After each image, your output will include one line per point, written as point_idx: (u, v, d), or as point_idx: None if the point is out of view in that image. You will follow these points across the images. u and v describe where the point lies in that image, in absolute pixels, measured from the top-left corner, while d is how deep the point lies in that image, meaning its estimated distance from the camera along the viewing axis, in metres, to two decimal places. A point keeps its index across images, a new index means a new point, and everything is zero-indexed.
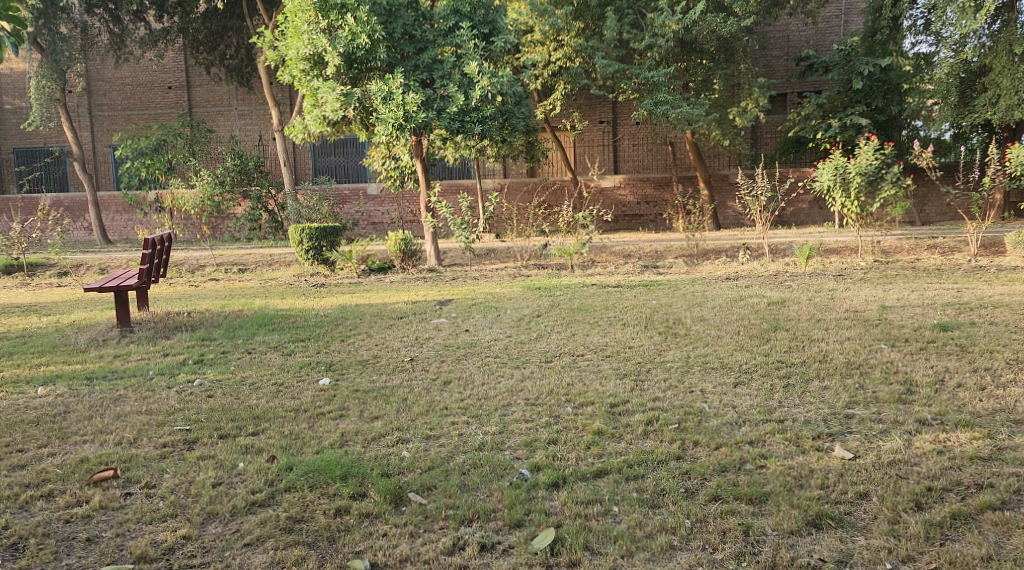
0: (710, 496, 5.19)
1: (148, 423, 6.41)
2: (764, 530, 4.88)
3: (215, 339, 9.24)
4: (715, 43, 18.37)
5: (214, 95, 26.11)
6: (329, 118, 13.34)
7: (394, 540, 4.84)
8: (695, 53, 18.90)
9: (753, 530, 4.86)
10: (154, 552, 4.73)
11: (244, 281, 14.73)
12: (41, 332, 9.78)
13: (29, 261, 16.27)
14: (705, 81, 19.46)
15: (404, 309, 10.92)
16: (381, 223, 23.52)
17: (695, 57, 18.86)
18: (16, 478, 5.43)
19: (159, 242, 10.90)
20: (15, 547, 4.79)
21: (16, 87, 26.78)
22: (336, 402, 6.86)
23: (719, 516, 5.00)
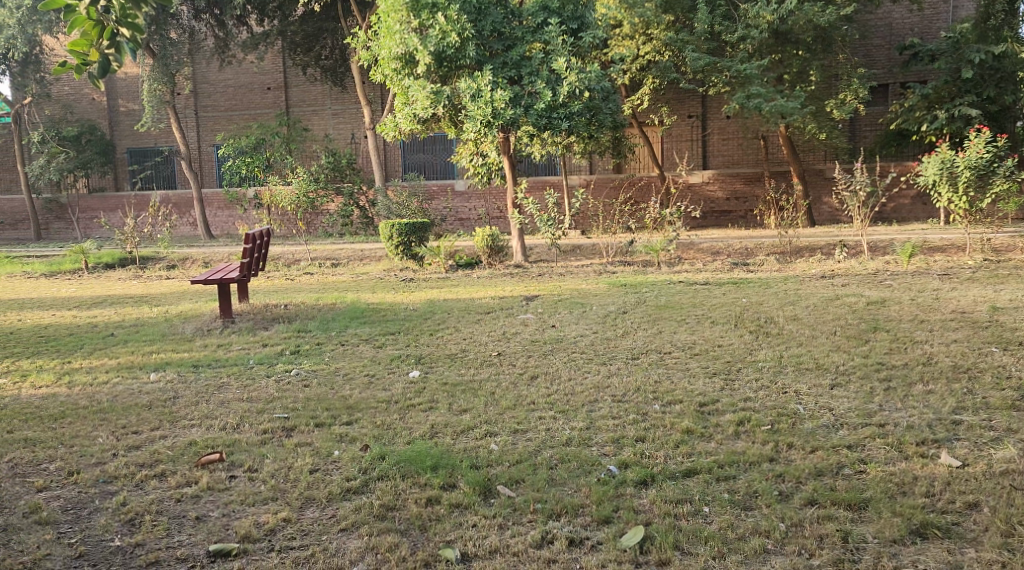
0: (806, 500, 5.09)
1: (250, 410, 6.66)
2: (865, 537, 4.76)
3: (311, 331, 9.50)
4: (812, 33, 17.88)
5: (309, 95, 26.70)
6: (419, 115, 13.60)
7: (484, 532, 4.88)
8: (789, 43, 18.20)
9: (852, 538, 4.75)
10: (257, 533, 4.84)
11: (337, 275, 15.09)
12: (152, 322, 10.25)
13: (140, 255, 17.01)
14: (801, 74, 18.88)
15: (490, 304, 11.00)
16: (469, 219, 23.74)
17: (790, 49, 18.31)
18: (132, 459, 5.69)
19: (260, 237, 11.26)
20: (132, 522, 4.94)
21: (131, 90, 28.02)
22: (426, 394, 6.98)
23: (816, 521, 4.90)
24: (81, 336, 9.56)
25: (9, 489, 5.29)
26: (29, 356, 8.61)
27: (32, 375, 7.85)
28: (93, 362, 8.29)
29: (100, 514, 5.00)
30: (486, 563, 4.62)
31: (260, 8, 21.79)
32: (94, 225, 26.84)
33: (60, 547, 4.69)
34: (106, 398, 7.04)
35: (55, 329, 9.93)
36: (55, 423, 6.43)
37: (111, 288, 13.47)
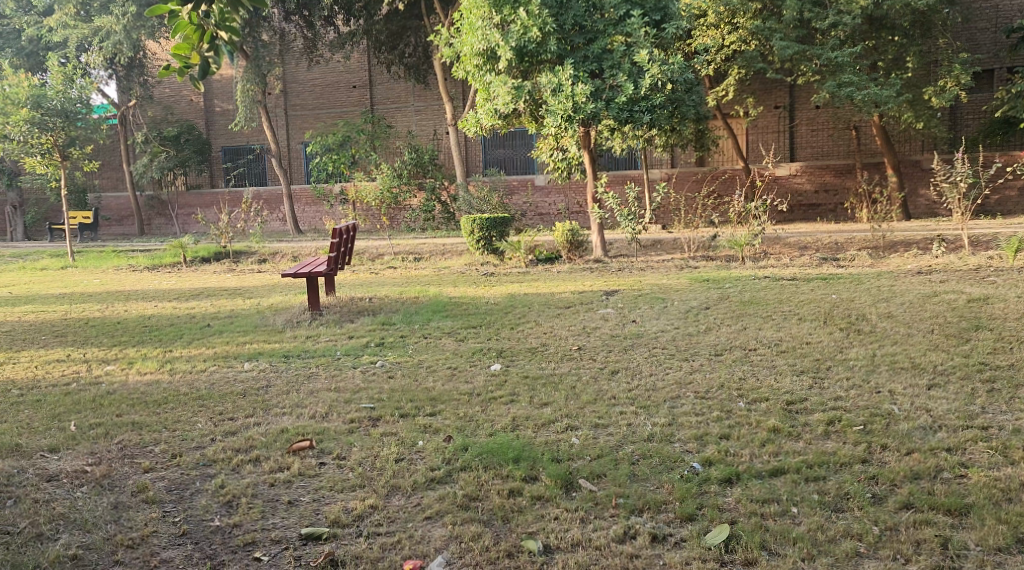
0: (901, 504, 4.99)
1: (338, 400, 6.85)
2: (965, 544, 4.65)
3: (395, 323, 9.70)
4: (910, 18, 17.46)
5: (393, 92, 27.09)
6: (500, 111, 13.71)
7: (566, 524, 4.92)
8: (885, 30, 17.98)
9: (952, 544, 4.64)
10: (346, 518, 4.98)
11: (420, 269, 15.34)
12: (245, 313, 10.62)
13: (234, 249, 17.59)
14: (897, 58, 18.38)
15: (571, 299, 11.05)
16: (548, 214, 23.79)
17: (885, 33, 17.95)
18: (228, 444, 5.93)
19: (346, 231, 11.51)
20: (230, 504, 5.15)
21: (225, 91, 28.82)
22: (508, 387, 7.07)
23: (912, 526, 4.81)
24: (180, 326, 9.95)
25: (117, 469, 5.58)
26: (134, 345, 9.02)
27: (136, 362, 8.23)
28: (192, 350, 8.64)
29: (200, 496, 5.23)
30: (569, 556, 4.66)
31: (346, 8, 22.13)
32: (192, 221, 28.04)
33: (165, 525, 4.91)
34: (204, 385, 7.34)
35: (157, 320, 10.38)
36: (158, 408, 6.74)
37: (208, 281, 13.99)
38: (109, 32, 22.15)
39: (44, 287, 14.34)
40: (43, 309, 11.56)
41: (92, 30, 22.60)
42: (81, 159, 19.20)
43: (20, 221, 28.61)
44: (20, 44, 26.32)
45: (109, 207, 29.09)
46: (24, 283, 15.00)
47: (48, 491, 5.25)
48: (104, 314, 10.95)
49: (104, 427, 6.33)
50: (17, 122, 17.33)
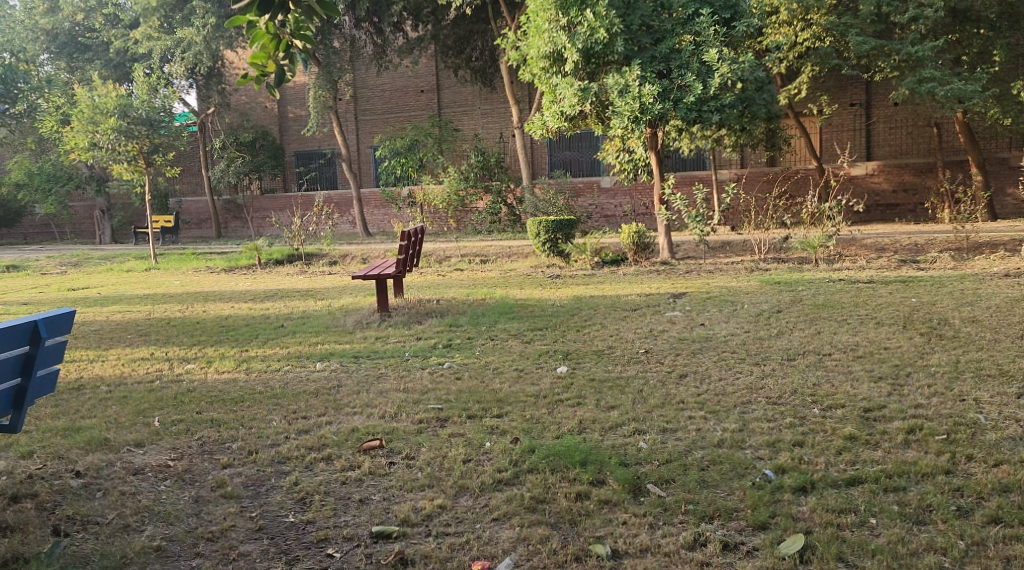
0: (988, 518, 4.84)
1: (406, 400, 6.94)
2: None
3: (462, 325, 9.78)
4: (995, 8, 16.84)
5: (460, 96, 27.32)
6: (566, 113, 13.73)
7: (634, 529, 4.87)
8: (969, 21, 17.36)
9: None
10: (415, 518, 5.02)
11: (486, 271, 15.43)
12: (317, 314, 10.83)
13: (306, 251, 17.91)
14: (983, 53, 18.12)
15: (638, 301, 10.98)
16: (614, 216, 23.67)
17: (970, 26, 17.36)
18: (301, 442, 6.06)
19: (415, 234, 11.63)
20: (303, 500, 5.25)
21: (298, 97, 29.45)
22: (574, 389, 7.06)
23: (1000, 541, 4.66)
24: (256, 327, 10.18)
25: (197, 464, 5.74)
26: (212, 344, 9.29)
27: (215, 361, 8.46)
28: (267, 350, 8.85)
29: (276, 492, 5.35)
30: (638, 561, 4.62)
31: (415, 13, 22.43)
32: (267, 224, 28.70)
33: (243, 520, 5.02)
34: (278, 384, 7.52)
35: (233, 320, 10.67)
36: (235, 405, 6.92)
37: (281, 282, 14.29)
38: (190, 43, 22.69)
39: (127, 288, 14.85)
40: (127, 309, 11.98)
41: (175, 42, 23.13)
42: (163, 165, 19.83)
43: (105, 225, 29.65)
44: (108, 56, 27.26)
45: (188, 211, 29.90)
46: (109, 285, 15.56)
47: (133, 484, 5.43)
48: (185, 314, 11.30)
49: (185, 423, 6.52)
50: (105, 130, 17.99)
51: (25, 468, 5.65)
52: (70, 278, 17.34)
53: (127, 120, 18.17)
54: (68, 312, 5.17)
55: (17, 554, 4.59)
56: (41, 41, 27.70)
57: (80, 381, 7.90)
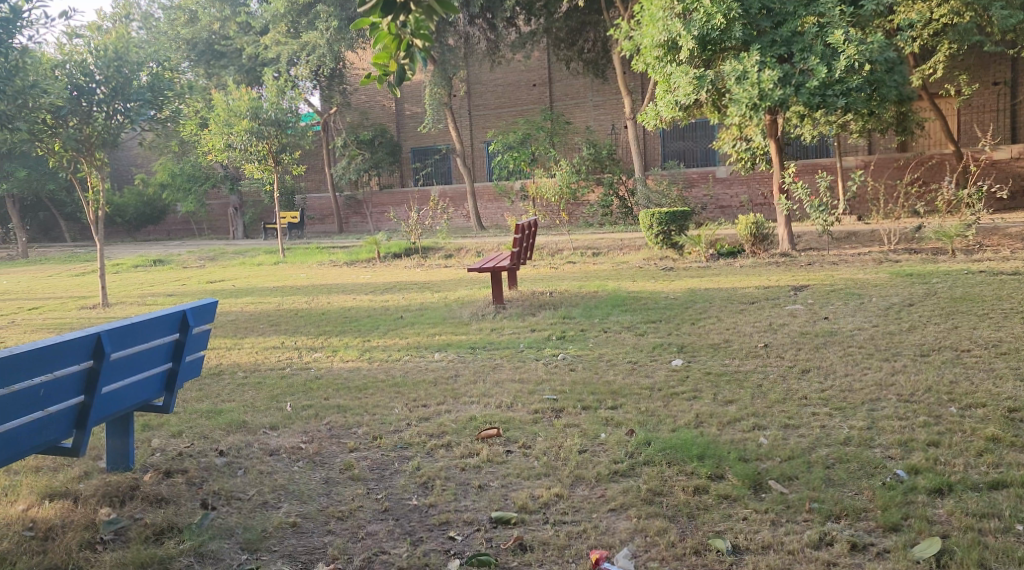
0: None
1: (521, 391, 7.04)
2: None
3: (575, 317, 9.82)
4: None
5: (572, 88, 27.31)
6: (681, 102, 13.59)
7: (755, 526, 4.77)
8: None
9: None
10: (533, 505, 5.07)
11: (599, 263, 15.42)
12: (434, 306, 11.09)
13: (422, 245, 18.26)
14: None
15: (756, 294, 10.77)
16: (730, 207, 23.23)
17: None
18: (422, 429, 6.25)
19: (528, 228, 11.74)
20: (425, 485, 5.41)
21: (415, 95, 29.66)
22: (690, 382, 7.02)
23: None
24: (376, 318, 10.53)
25: (326, 448, 6.00)
26: (337, 334, 9.65)
27: (340, 351, 8.79)
28: (387, 341, 9.14)
29: (399, 476, 5.52)
30: (761, 558, 4.50)
31: (527, 8, 22.47)
32: (385, 219, 29.50)
33: (369, 502, 5.21)
34: (399, 373, 7.78)
35: (356, 311, 11.05)
36: (359, 393, 7.19)
37: (400, 275, 14.67)
38: (314, 46, 23.47)
39: (258, 280, 15.54)
40: (259, 301, 12.54)
41: (301, 46, 23.96)
42: (290, 164, 20.62)
43: (237, 222, 31.09)
44: (241, 62, 28.41)
45: (312, 207, 31.07)
46: (242, 277, 16.34)
47: (270, 464, 5.73)
48: (311, 305, 11.76)
49: (314, 409, 6.82)
50: (239, 132, 18.95)
51: (174, 446, 6.03)
52: (208, 271, 18.24)
53: (258, 121, 19.00)
54: (212, 303, 5.55)
55: (172, 524, 4.87)
56: (182, 51, 28.93)
57: (219, 366, 8.37)
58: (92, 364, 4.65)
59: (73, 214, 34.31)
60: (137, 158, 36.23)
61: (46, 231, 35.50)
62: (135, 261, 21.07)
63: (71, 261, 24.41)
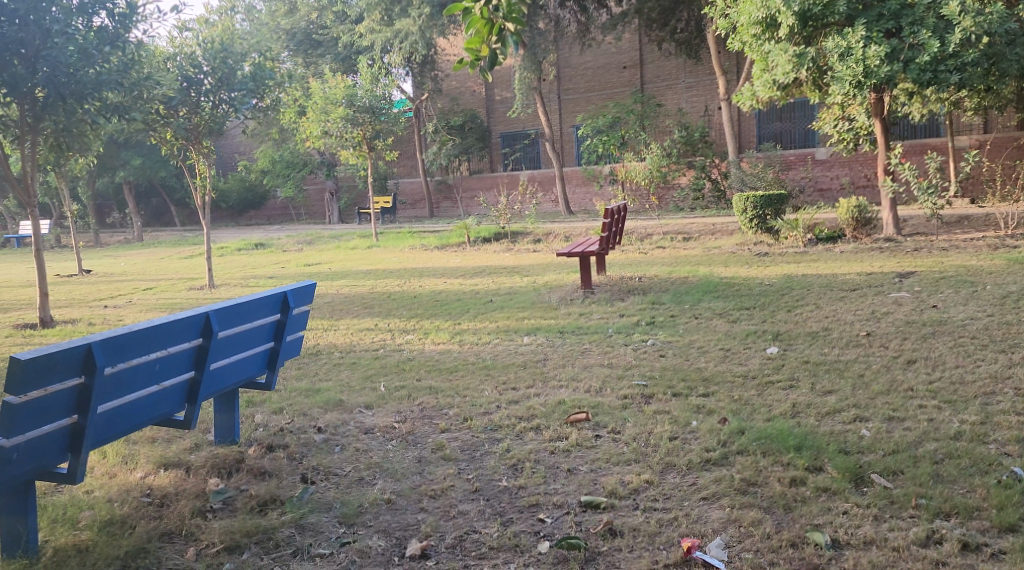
0: None
1: (611, 376, 7.02)
2: None
3: (665, 303, 9.72)
4: None
5: (664, 70, 26.96)
6: (780, 81, 13.38)
7: (857, 520, 4.61)
8: None
9: None
10: (622, 491, 5.05)
11: (690, 248, 15.22)
12: (523, 290, 11.13)
13: (512, 229, 18.31)
14: None
15: (857, 281, 10.46)
16: (829, 189, 22.65)
17: None
18: (512, 411, 6.30)
19: (617, 212, 11.68)
20: (516, 467, 5.45)
21: (505, 80, 29.76)
22: (786, 371, 6.88)
23: None
24: (466, 301, 10.63)
25: (419, 428, 6.10)
26: (428, 316, 9.79)
27: (431, 333, 8.92)
28: (477, 324, 9.22)
29: (490, 457, 5.58)
30: (863, 554, 4.35)
31: None
32: (475, 204, 29.76)
33: (461, 482, 5.28)
34: (489, 356, 7.85)
35: (446, 295, 11.18)
36: (450, 375, 7.29)
37: (490, 260, 14.76)
38: (407, 33, 23.69)
39: (352, 264, 15.87)
40: (352, 284, 12.81)
41: (394, 33, 24.25)
42: (384, 150, 20.95)
43: (333, 207, 31.82)
44: (337, 50, 28.96)
45: (404, 192, 31.58)
46: (338, 261, 16.72)
47: (365, 442, 5.87)
48: (403, 288, 11.95)
49: (407, 390, 6.94)
50: (335, 119, 19.38)
51: (276, 422, 6.24)
52: (305, 254, 18.74)
53: (353, 108, 19.37)
54: (311, 285, 5.74)
55: (274, 496, 5.04)
56: (281, 41, 29.72)
57: (316, 347, 8.59)
58: (201, 342, 4.84)
59: (182, 199, 35.74)
60: (239, 145, 37.43)
61: (156, 216, 37.09)
62: (238, 244, 21.80)
63: (179, 244, 25.45)
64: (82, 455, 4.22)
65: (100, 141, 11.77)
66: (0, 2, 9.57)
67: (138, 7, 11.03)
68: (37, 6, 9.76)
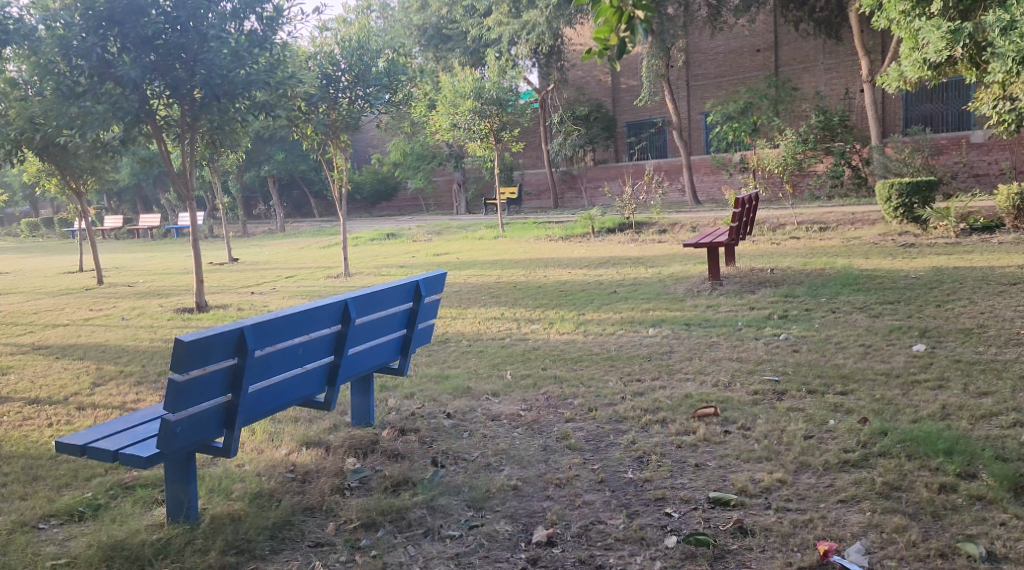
0: None
1: (740, 370, 6.89)
2: None
3: (799, 296, 9.42)
4: None
5: (801, 52, 26.09)
6: (931, 60, 12.72)
7: (1016, 533, 4.36)
8: None
9: None
10: (753, 489, 4.95)
11: (827, 239, 14.69)
12: (648, 281, 11.03)
13: (637, 220, 18.12)
14: None
15: (1016, 275, 9.83)
16: (985, 175, 21.66)
17: None
18: (638, 404, 6.26)
19: (748, 201, 11.39)
20: (641, 459, 5.42)
21: (631, 68, 29.46)
22: (935, 370, 6.56)
23: None
24: (591, 292, 10.62)
25: (545, 417, 6.15)
26: (553, 307, 9.82)
27: (556, 323, 8.95)
28: (602, 315, 9.19)
29: (615, 449, 5.57)
30: None
31: None
32: (599, 194, 29.69)
33: (586, 472, 5.29)
34: (614, 347, 7.83)
35: (571, 285, 11.19)
36: (576, 365, 7.31)
37: (615, 250, 14.67)
38: (535, 25, 23.74)
39: (480, 254, 16.10)
40: (481, 274, 12.98)
41: (521, 25, 24.29)
42: (511, 142, 21.07)
43: (460, 198, 32.33)
44: (466, 44, 29.35)
45: (530, 183, 31.79)
46: (466, 250, 17.02)
47: (493, 429, 5.97)
48: (529, 279, 12.02)
49: (534, 379, 6.99)
50: (464, 112, 19.69)
51: (408, 407, 6.41)
52: (435, 244, 19.14)
53: (481, 101, 19.58)
54: (442, 274, 5.86)
55: (407, 478, 5.19)
56: (413, 36, 30.30)
57: (445, 335, 8.77)
58: (341, 328, 5.03)
59: (320, 191, 37.16)
60: (373, 139, 38.57)
61: (297, 208, 38.72)
62: (371, 234, 22.47)
63: (317, 234, 26.48)
64: (235, 431, 4.47)
65: (250, 138, 12.38)
66: (165, 10, 10.31)
67: (284, 10, 11.41)
68: (196, 12, 10.41)
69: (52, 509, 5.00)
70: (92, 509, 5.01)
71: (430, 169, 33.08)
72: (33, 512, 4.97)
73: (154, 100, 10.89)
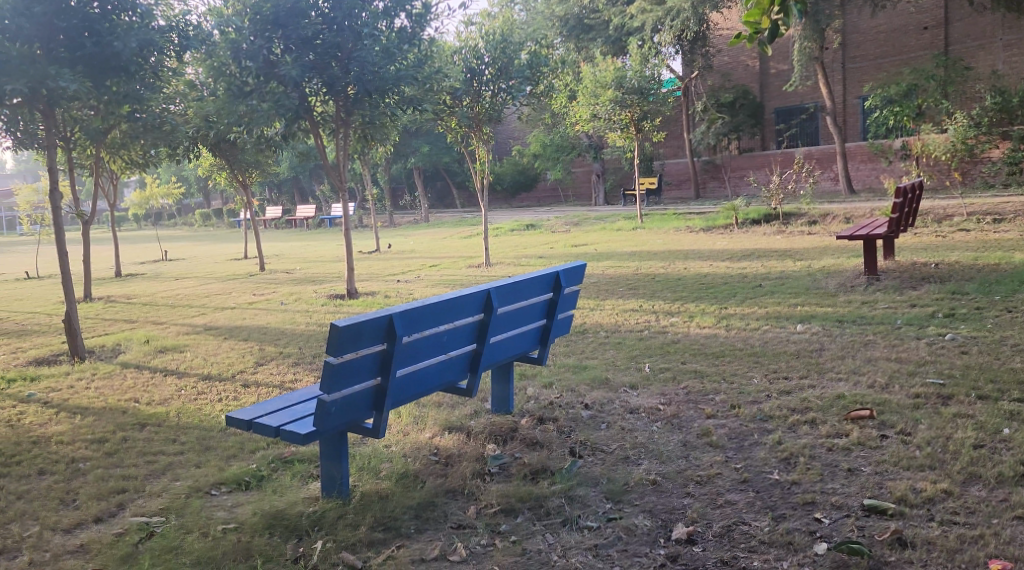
0: None
1: (899, 371, 6.44)
2: None
3: (968, 293, 8.77)
4: None
5: (976, 27, 24.46)
6: None
7: None
8: None
9: None
10: (914, 499, 4.59)
11: (998, 232, 13.62)
12: (796, 275, 10.54)
13: (784, 211, 17.39)
14: None
15: None
16: None
17: None
18: (784, 403, 5.95)
19: (910, 191, 10.71)
20: (788, 461, 5.13)
21: (781, 52, 28.39)
22: None
23: None
24: (734, 285, 10.25)
25: (685, 412, 5.93)
26: (694, 300, 9.52)
27: (696, 317, 8.66)
28: (746, 309, 8.83)
29: (760, 449, 5.30)
30: None
31: None
32: (744, 183, 28.80)
33: (729, 470, 5.06)
34: (759, 343, 7.49)
35: (713, 278, 10.83)
36: (718, 360, 7.04)
37: (759, 242, 14.14)
38: (679, 11, 23.16)
39: (618, 245, 15.83)
40: (619, 265, 12.74)
41: (665, 12, 23.75)
42: (652, 131, 20.66)
43: (599, 189, 32.12)
44: (608, 33, 29.03)
45: (671, 173, 31.22)
46: (603, 242, 16.80)
47: (631, 422, 5.81)
48: (668, 271, 11.70)
49: (674, 373, 6.77)
50: (605, 101, 19.44)
51: (547, 396, 6.33)
52: (573, 235, 19.02)
53: (622, 90, 19.21)
54: (581, 265, 5.74)
55: (546, 466, 5.11)
56: (555, 27, 30.20)
57: (583, 326, 8.64)
58: (483, 317, 4.98)
59: (461, 182, 37.71)
60: (514, 131, 38.84)
61: (439, 199, 39.46)
62: (512, 225, 22.60)
63: (459, 225, 26.86)
64: (384, 414, 4.49)
65: (397, 131, 12.66)
66: (323, 11, 10.64)
67: (431, 7, 11.56)
68: (350, 12, 10.66)
69: (221, 477, 5.20)
70: (256, 479, 5.18)
71: (570, 160, 32.96)
72: (205, 479, 5.19)
73: (312, 98, 11.26)
